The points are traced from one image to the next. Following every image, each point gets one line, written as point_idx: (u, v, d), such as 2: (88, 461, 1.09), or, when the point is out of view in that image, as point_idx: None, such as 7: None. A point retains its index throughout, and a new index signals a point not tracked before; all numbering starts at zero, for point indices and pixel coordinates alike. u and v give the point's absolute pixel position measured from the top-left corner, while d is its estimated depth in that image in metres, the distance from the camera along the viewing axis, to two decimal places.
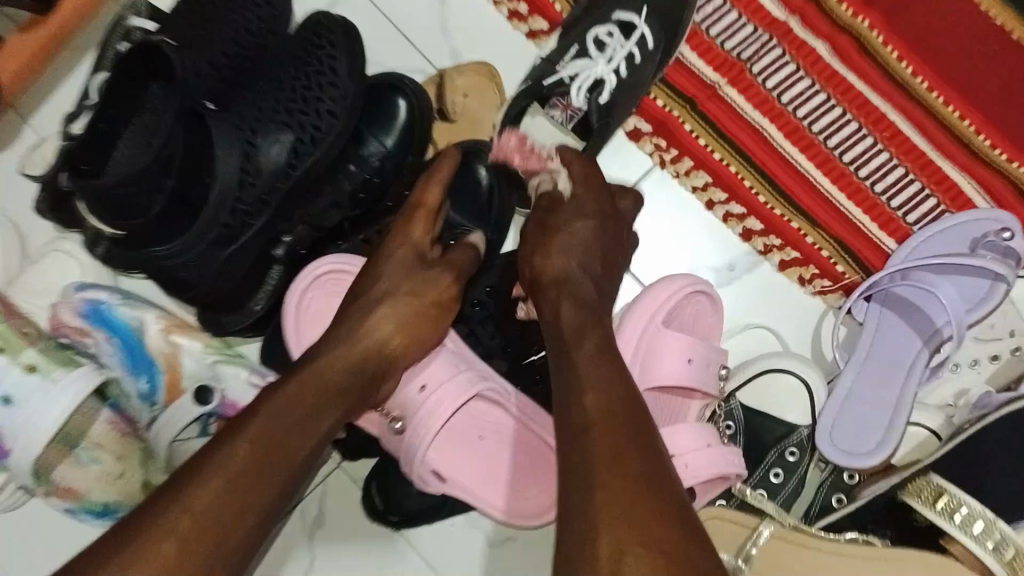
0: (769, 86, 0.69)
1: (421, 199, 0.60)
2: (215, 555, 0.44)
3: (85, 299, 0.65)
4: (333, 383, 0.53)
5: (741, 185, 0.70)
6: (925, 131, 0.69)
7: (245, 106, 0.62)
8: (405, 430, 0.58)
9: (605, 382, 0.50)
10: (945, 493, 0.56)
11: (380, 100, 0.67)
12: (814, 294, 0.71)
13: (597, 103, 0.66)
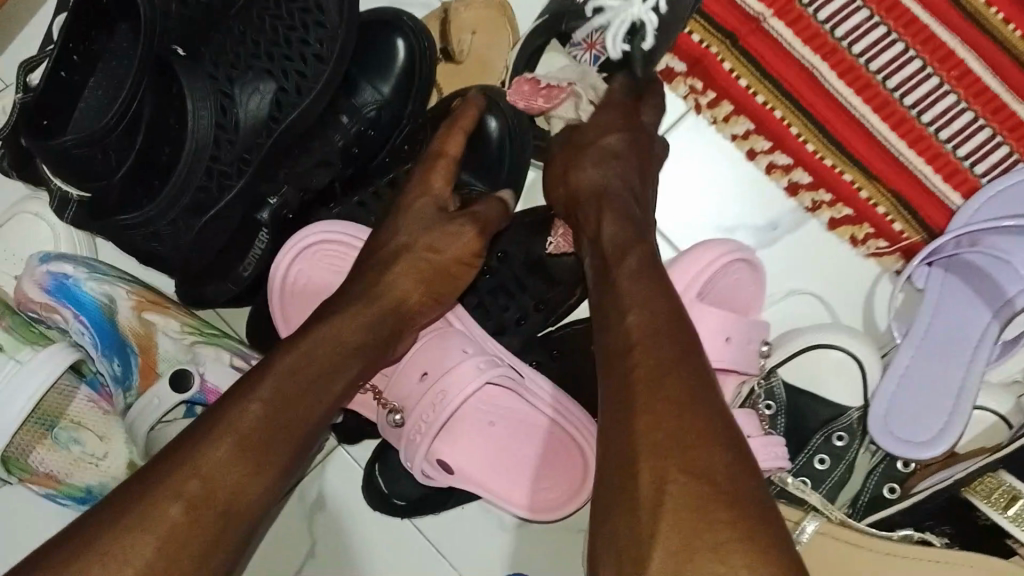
0: (822, 17, 0.60)
1: (444, 149, 0.54)
2: (208, 546, 0.40)
3: (51, 273, 0.59)
4: (345, 346, 0.48)
5: (787, 133, 0.61)
6: (1001, 71, 0.59)
7: (219, 50, 0.55)
8: (405, 423, 0.52)
9: (647, 296, 0.43)
10: (1019, 497, 0.50)
11: (376, 40, 0.59)
12: (869, 256, 0.62)
13: (640, 50, 0.57)
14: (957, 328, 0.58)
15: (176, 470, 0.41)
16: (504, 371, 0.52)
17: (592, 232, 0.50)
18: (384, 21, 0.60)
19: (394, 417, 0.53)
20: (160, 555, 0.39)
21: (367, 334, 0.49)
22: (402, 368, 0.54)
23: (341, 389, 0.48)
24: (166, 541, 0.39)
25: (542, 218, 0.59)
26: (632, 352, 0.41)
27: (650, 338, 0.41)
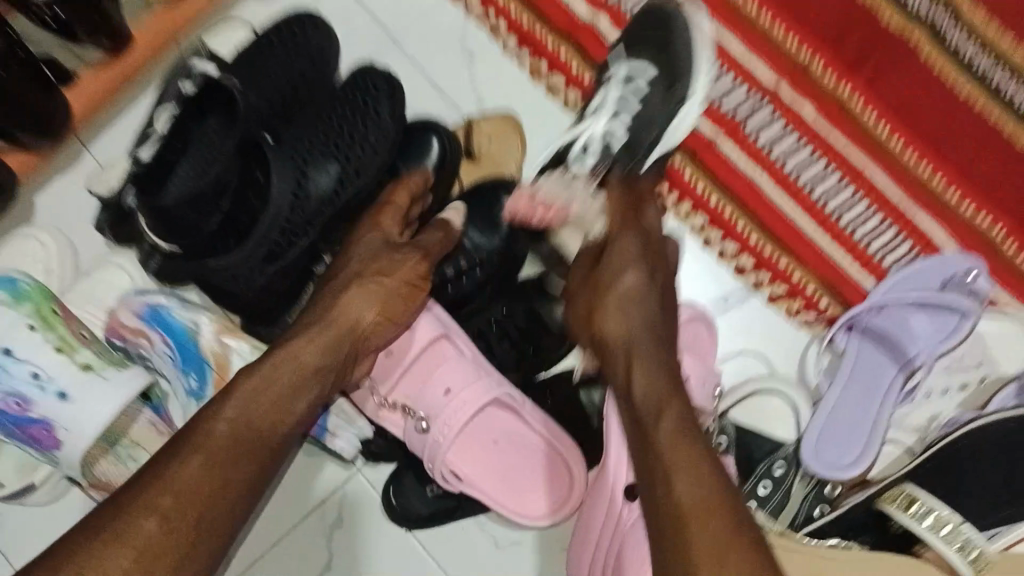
0: (761, 140, 0.77)
1: (388, 202, 0.67)
2: (186, 556, 0.49)
3: (146, 302, 0.71)
4: (306, 366, 0.58)
5: (734, 227, 0.78)
6: (902, 184, 0.77)
7: (298, 139, 0.70)
8: (430, 429, 0.65)
9: (692, 461, 0.49)
10: (917, 500, 0.61)
11: (415, 139, 0.75)
12: (802, 326, 0.78)
13: (611, 148, 0.70)
14: (872, 384, 0.73)
15: (152, 488, 0.49)
16: (513, 392, 0.66)
17: (625, 386, 0.56)
18: (422, 125, 0.76)
19: (422, 424, 0.65)
20: (136, 564, 0.47)
21: (328, 354, 0.59)
22: (425, 387, 0.66)
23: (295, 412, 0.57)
24: (142, 552, 0.47)
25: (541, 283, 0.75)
26: (689, 525, 0.46)
27: (703, 512, 0.47)
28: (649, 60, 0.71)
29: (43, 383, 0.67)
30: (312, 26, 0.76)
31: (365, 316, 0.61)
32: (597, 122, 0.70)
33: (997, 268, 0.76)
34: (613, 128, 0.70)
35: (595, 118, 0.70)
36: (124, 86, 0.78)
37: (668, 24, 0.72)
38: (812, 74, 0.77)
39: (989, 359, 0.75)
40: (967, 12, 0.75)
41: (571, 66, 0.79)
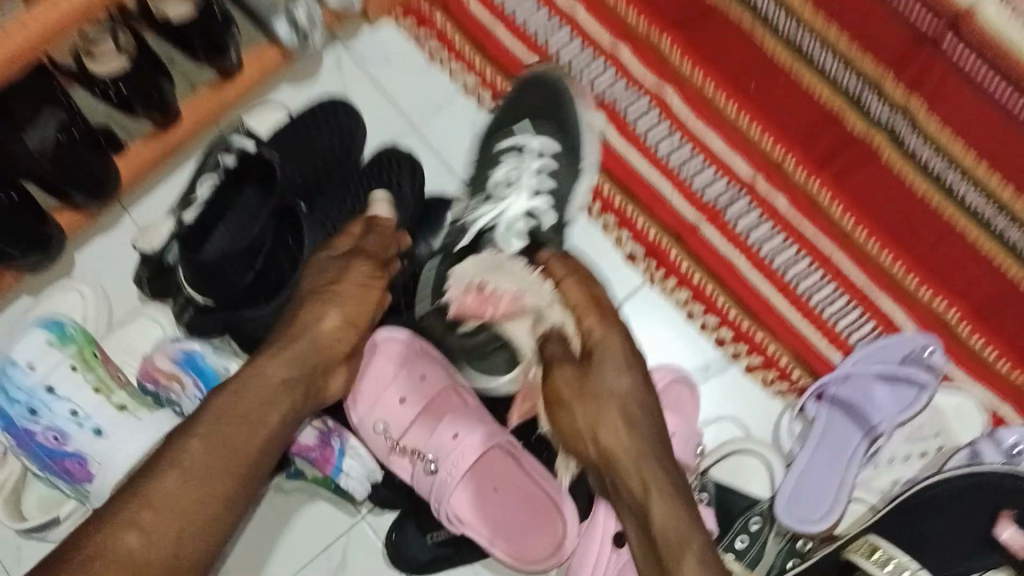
0: (740, 226, 0.87)
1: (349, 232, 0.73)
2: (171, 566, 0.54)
3: (182, 348, 0.76)
4: (272, 378, 0.63)
5: (714, 301, 0.86)
6: (865, 270, 0.86)
7: (329, 207, 0.81)
8: (438, 471, 0.72)
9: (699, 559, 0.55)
10: (878, 547, 0.70)
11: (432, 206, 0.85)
12: (776, 394, 0.85)
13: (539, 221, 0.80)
14: (838, 449, 0.81)
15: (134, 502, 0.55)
16: (514, 439, 0.74)
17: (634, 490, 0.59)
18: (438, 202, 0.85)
19: (430, 466, 0.73)
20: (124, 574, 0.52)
21: (296, 365, 0.64)
22: (433, 434, 0.73)
23: (274, 418, 0.62)
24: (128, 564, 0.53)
25: None
26: None
27: None
28: (549, 136, 0.84)
29: (80, 419, 0.72)
30: (342, 110, 0.85)
31: (326, 322, 0.67)
32: (523, 203, 0.80)
33: (952, 346, 0.84)
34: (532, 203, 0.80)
35: (515, 201, 0.80)
36: (167, 156, 0.86)
37: (555, 90, 0.84)
38: (786, 170, 0.88)
39: (946, 429, 0.84)
40: (923, 121, 0.87)
41: (497, 82, 0.90)
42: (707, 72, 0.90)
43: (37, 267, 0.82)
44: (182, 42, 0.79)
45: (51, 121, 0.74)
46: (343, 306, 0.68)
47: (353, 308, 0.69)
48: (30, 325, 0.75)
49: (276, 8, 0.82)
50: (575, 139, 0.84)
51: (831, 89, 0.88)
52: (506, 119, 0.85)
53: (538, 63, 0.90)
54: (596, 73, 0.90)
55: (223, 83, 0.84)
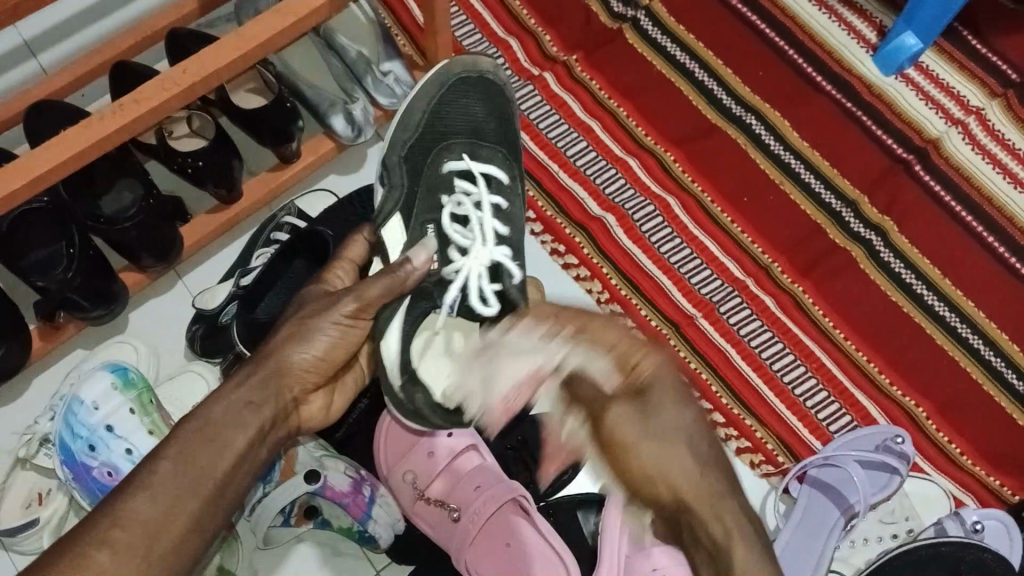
0: (731, 321, 0.97)
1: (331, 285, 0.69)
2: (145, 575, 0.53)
3: None
4: (238, 401, 0.60)
5: (709, 387, 0.95)
6: (843, 366, 0.96)
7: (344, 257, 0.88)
8: (460, 517, 0.82)
9: None
10: None
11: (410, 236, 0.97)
12: (761, 475, 0.93)
13: (512, 279, 0.74)
14: (818, 524, 0.90)
15: (108, 519, 0.54)
16: (527, 495, 0.82)
17: None
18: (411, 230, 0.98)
19: (454, 514, 0.82)
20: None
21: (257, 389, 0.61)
22: (459, 487, 0.83)
23: (248, 438, 0.59)
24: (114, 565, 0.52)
25: None
26: None
27: None
28: (498, 167, 0.81)
29: (133, 457, 0.84)
30: (369, 202, 0.97)
31: (298, 356, 0.63)
32: (487, 252, 0.74)
33: (920, 439, 0.93)
34: (497, 259, 0.74)
35: (477, 249, 0.74)
36: (225, 228, 0.96)
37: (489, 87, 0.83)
38: (773, 275, 0.99)
39: (915, 514, 0.93)
40: (894, 237, 1.00)
41: None
42: (707, 185, 1.03)
43: (98, 321, 0.90)
44: (252, 124, 0.92)
45: (126, 191, 0.88)
46: (317, 343, 0.63)
47: (338, 346, 0.64)
48: (96, 368, 0.85)
49: (335, 106, 0.95)
50: (519, 173, 0.84)
51: (814, 205, 1.02)
52: (450, 145, 0.80)
53: (549, 159, 1.03)
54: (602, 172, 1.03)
55: (285, 165, 0.97)
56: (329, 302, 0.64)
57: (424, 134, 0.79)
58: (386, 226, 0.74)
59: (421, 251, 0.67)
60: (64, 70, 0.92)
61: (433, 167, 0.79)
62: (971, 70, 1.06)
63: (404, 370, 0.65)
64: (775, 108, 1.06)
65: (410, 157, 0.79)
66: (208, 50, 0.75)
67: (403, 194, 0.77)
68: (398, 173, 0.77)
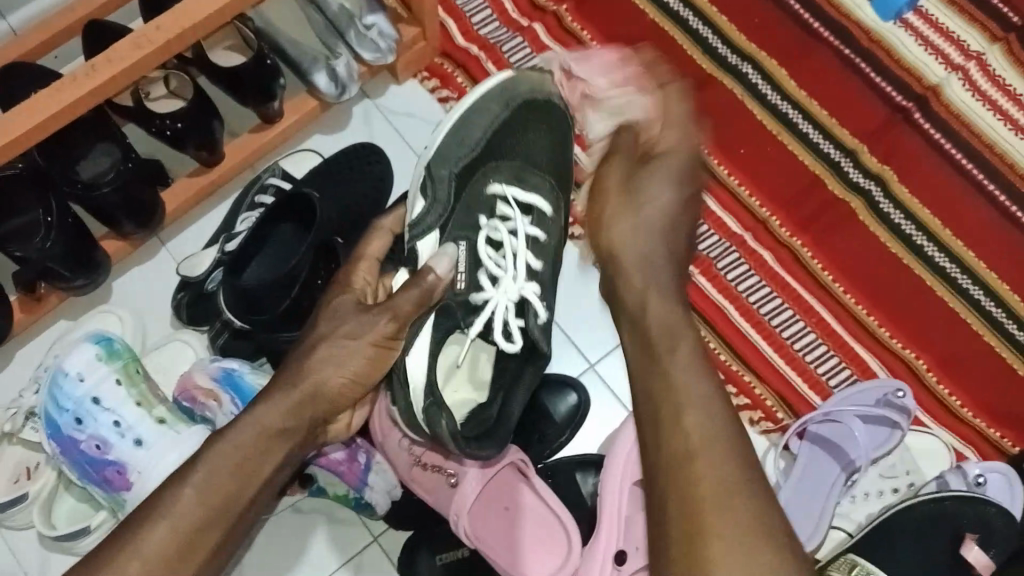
0: (729, 276, 0.95)
1: None
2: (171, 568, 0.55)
3: (221, 367, 0.82)
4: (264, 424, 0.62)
5: (707, 345, 0.94)
6: (842, 321, 0.94)
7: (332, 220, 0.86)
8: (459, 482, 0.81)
9: None
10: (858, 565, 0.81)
11: (376, 165, 0.94)
12: (761, 433, 0.92)
13: (539, 321, 0.73)
14: (818, 480, 0.90)
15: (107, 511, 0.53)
16: (525, 458, 0.81)
17: None
18: (367, 154, 0.95)
19: (450, 479, 0.81)
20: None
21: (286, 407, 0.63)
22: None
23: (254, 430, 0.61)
24: None
25: (555, 382, 0.89)
26: None
27: None
28: (544, 197, 0.79)
29: (122, 430, 0.82)
30: (359, 158, 0.94)
31: (333, 377, 0.64)
32: (517, 285, 0.73)
33: (920, 393, 0.93)
34: (521, 292, 0.73)
35: (506, 280, 0.73)
36: (206, 194, 0.94)
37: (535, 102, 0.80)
38: (772, 229, 0.97)
39: (915, 468, 0.92)
40: (893, 187, 0.98)
41: (451, 74, 1.01)
42: None
43: (80, 291, 0.88)
44: (235, 82, 0.88)
45: (103, 155, 0.85)
46: (347, 364, 0.65)
47: (373, 365, 0.66)
48: (80, 340, 0.84)
49: (317, 63, 0.92)
50: (566, 205, 0.81)
51: (812, 155, 0.99)
52: (497, 167, 0.78)
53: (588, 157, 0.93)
54: None
55: (267, 126, 0.94)
56: (367, 323, 0.66)
57: (478, 156, 0.78)
58: (420, 238, 0.74)
59: (444, 258, 0.71)
60: (34, 30, 0.88)
61: (479, 169, 0.78)
62: (971, 14, 1.02)
63: (430, 393, 0.67)
64: (772, 57, 1.02)
65: (459, 174, 0.77)
66: (181, 6, 0.71)
67: (446, 209, 0.76)
68: (445, 186, 0.76)
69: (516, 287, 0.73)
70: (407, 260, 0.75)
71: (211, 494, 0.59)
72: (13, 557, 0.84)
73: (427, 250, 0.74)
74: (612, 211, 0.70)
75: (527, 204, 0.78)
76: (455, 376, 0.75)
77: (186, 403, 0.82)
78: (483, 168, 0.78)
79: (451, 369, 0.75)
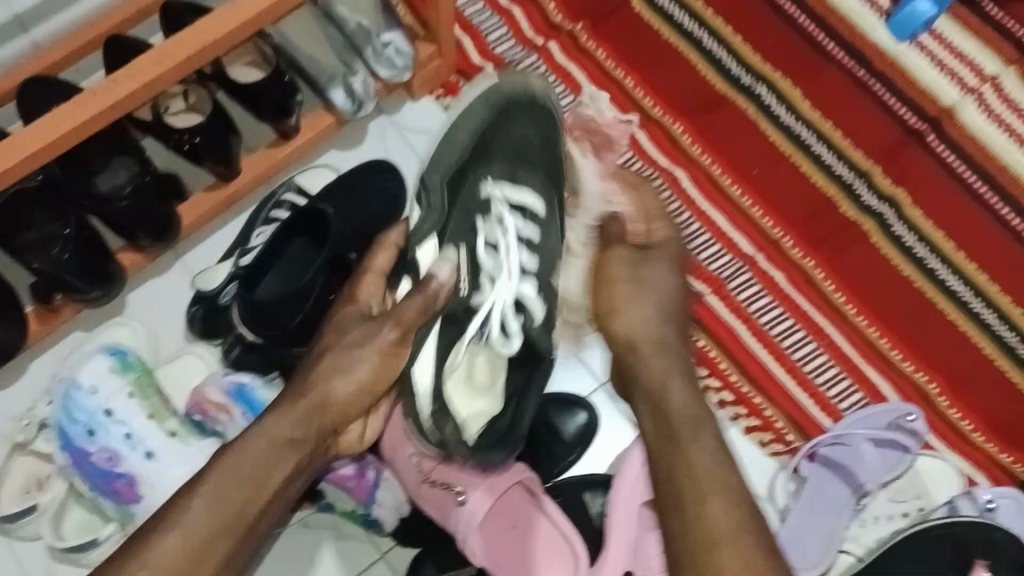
0: (740, 296, 0.95)
1: None
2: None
3: (233, 380, 0.83)
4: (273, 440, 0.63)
5: (718, 365, 0.93)
6: (854, 343, 0.94)
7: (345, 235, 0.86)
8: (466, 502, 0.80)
9: None
10: None
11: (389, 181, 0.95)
12: (770, 454, 0.92)
13: (535, 320, 0.72)
14: (827, 503, 0.89)
15: None
16: (534, 478, 0.81)
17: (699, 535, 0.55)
18: (381, 171, 0.96)
19: (458, 496, 0.80)
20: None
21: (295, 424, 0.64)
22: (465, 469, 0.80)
23: None
24: None
25: (565, 400, 0.89)
26: None
27: None
28: (534, 195, 0.76)
29: (134, 442, 0.83)
30: (374, 174, 0.95)
31: (339, 387, 0.67)
32: (512, 287, 0.72)
33: (932, 417, 0.92)
34: (518, 293, 0.73)
35: (502, 280, 0.73)
36: (221, 208, 0.94)
37: (512, 107, 0.78)
38: (784, 249, 0.97)
39: (926, 492, 0.92)
40: (907, 210, 0.98)
41: None
42: (716, 158, 1.00)
43: (96, 303, 0.89)
44: (250, 98, 0.90)
45: (120, 168, 0.86)
46: (353, 373, 0.68)
47: (381, 372, 0.69)
48: (95, 351, 0.85)
49: (334, 79, 0.93)
50: (559, 199, 0.78)
51: (825, 177, 0.99)
52: (491, 165, 0.76)
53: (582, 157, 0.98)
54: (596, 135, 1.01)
55: (283, 142, 0.95)
56: (370, 330, 0.69)
57: (468, 157, 0.75)
58: (419, 246, 0.73)
59: (447, 265, 0.70)
60: (57, 44, 0.90)
61: (473, 167, 0.75)
62: (987, 37, 1.02)
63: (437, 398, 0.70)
64: (786, 78, 1.03)
65: (451, 175, 0.74)
66: (201, 24, 0.72)
67: (441, 215, 0.73)
68: (438, 194, 0.74)
69: (512, 288, 0.73)
70: (408, 270, 0.73)
71: (219, 498, 0.62)
72: (23, 567, 0.84)
73: (427, 256, 0.72)
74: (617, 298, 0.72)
75: (517, 203, 0.76)
76: (457, 383, 0.72)
77: (197, 416, 0.83)
78: (475, 167, 0.75)
79: (460, 377, 0.72)
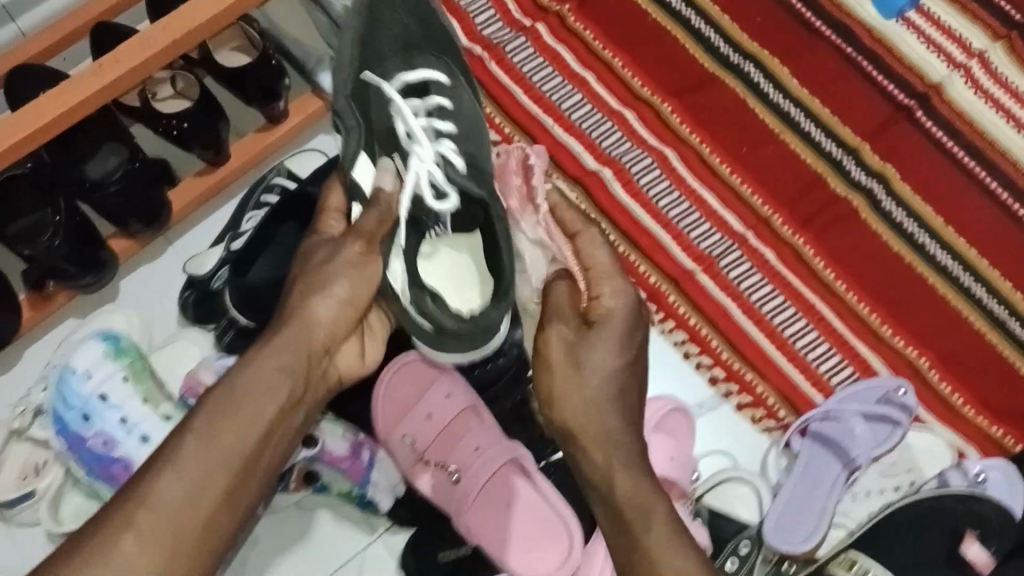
0: (731, 275, 0.96)
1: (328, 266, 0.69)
2: (174, 530, 0.58)
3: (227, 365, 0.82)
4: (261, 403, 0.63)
5: (709, 342, 0.94)
6: (844, 318, 0.95)
7: None
8: (461, 478, 0.82)
9: None
10: (856, 560, 0.84)
11: None
12: (762, 430, 0.93)
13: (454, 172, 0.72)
14: (818, 477, 0.90)
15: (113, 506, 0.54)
16: (527, 456, 0.82)
17: None
18: None
19: (453, 476, 0.82)
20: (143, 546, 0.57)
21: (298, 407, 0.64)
22: (458, 447, 0.83)
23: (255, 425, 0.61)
24: None
25: None
26: None
27: None
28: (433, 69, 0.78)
29: (128, 427, 0.83)
30: None
31: (318, 306, 0.67)
32: (430, 149, 0.72)
33: (924, 391, 0.93)
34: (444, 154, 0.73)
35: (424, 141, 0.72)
36: (213, 193, 0.94)
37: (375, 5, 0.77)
38: (774, 227, 0.97)
39: (917, 466, 0.93)
40: (896, 186, 0.98)
41: None
42: (705, 137, 1.01)
43: (88, 290, 0.89)
44: (238, 82, 0.90)
45: (111, 155, 0.85)
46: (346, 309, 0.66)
47: (361, 286, 0.67)
48: (86, 338, 0.85)
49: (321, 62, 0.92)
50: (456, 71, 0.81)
51: (814, 154, 1.00)
52: (387, 65, 0.78)
53: (570, 139, 1.00)
54: (585, 113, 1.01)
55: (272, 126, 0.94)
56: (333, 248, 0.68)
57: (364, 64, 0.76)
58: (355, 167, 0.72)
59: (388, 175, 0.71)
60: (43, 33, 0.89)
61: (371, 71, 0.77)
62: (974, 12, 1.02)
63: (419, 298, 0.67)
64: (773, 55, 1.03)
65: (357, 91, 0.75)
66: (187, 6, 0.72)
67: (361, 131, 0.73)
68: (350, 114, 0.73)
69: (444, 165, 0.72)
70: (354, 195, 0.72)
71: (213, 445, 0.61)
72: (21, 554, 0.85)
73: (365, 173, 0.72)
74: (570, 386, 0.70)
75: (417, 81, 0.77)
76: (441, 269, 0.68)
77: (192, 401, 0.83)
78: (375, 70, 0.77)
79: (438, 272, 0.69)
